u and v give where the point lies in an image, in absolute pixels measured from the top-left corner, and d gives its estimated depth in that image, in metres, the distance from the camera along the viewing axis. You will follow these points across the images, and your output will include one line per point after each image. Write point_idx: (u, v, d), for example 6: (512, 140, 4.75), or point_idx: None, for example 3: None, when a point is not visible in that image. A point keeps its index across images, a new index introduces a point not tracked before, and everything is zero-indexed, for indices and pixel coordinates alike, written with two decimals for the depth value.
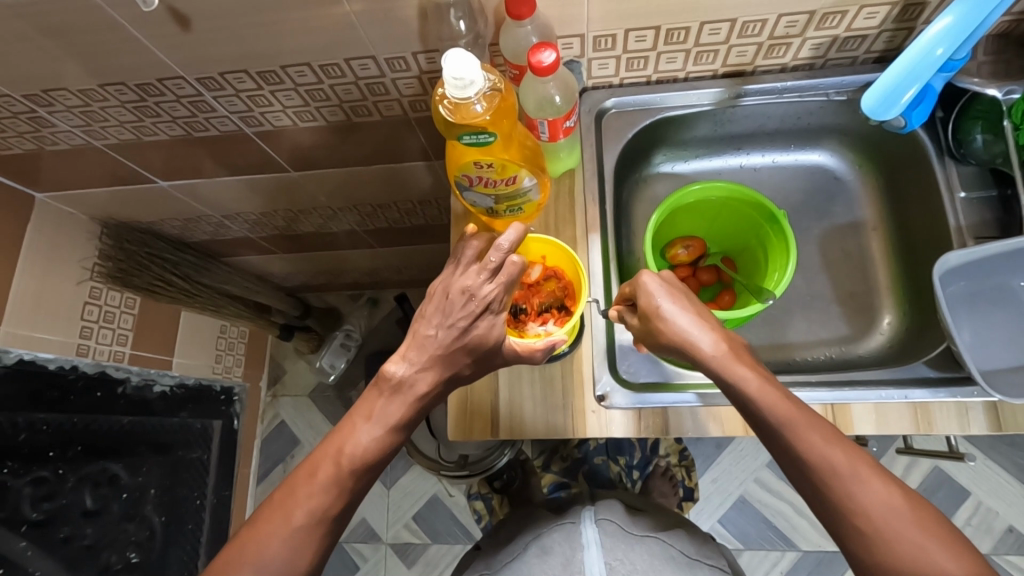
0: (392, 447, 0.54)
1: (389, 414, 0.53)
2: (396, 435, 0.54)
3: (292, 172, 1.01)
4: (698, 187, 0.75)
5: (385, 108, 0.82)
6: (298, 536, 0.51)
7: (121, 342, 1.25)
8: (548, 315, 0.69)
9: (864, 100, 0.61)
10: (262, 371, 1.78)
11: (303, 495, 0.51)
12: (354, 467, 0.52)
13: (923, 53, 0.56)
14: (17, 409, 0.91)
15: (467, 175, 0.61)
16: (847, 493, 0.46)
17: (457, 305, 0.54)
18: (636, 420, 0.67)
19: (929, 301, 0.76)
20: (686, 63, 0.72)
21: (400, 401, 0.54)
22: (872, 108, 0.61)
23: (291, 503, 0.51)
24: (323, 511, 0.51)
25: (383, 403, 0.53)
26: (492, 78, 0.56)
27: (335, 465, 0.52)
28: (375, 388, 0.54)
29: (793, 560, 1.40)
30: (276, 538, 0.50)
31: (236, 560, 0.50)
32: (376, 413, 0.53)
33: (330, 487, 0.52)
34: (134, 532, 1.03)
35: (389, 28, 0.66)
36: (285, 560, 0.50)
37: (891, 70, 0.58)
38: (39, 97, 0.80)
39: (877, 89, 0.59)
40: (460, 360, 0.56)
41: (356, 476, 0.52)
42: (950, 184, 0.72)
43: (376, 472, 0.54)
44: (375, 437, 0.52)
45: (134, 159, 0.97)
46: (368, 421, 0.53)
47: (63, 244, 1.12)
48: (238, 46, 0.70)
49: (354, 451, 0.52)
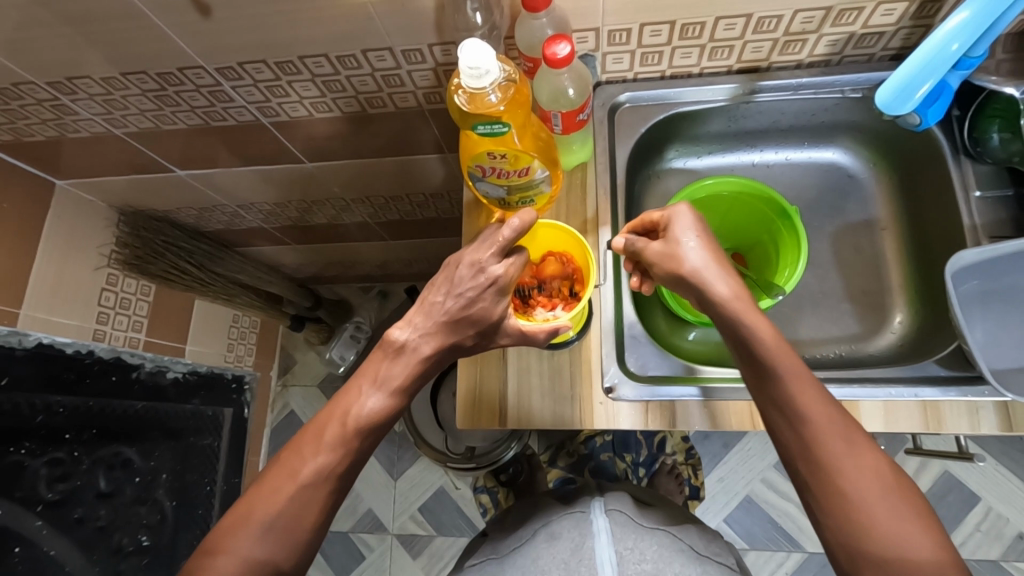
0: (394, 407, 0.55)
1: (393, 376, 0.55)
2: (399, 400, 0.56)
3: (308, 163, 1.02)
4: (711, 182, 0.75)
5: (400, 100, 0.83)
6: (308, 515, 0.52)
7: (136, 328, 1.27)
8: (556, 300, 0.69)
9: (880, 93, 0.61)
10: (272, 361, 1.80)
11: (308, 454, 0.53)
12: (359, 428, 0.54)
13: (938, 47, 0.56)
14: (34, 391, 0.98)
15: (480, 166, 0.62)
16: (831, 444, 0.50)
17: (467, 279, 0.56)
18: (643, 413, 0.67)
19: (940, 300, 0.76)
20: (700, 58, 0.72)
21: (407, 366, 0.56)
22: (885, 102, 0.61)
23: (297, 461, 0.53)
24: (331, 469, 0.53)
25: (387, 364, 0.55)
26: (508, 69, 0.56)
27: (341, 424, 0.54)
28: (384, 352, 0.56)
29: (798, 561, 1.40)
30: (284, 495, 0.51)
31: (247, 536, 0.51)
32: (379, 374, 0.55)
33: (335, 451, 0.53)
34: (145, 515, 1.15)
35: (407, 19, 0.67)
36: (291, 527, 0.51)
37: (906, 64, 0.58)
38: (62, 85, 0.82)
39: (890, 84, 0.59)
40: (463, 329, 0.57)
41: (362, 436, 0.54)
42: (965, 183, 0.72)
43: (380, 433, 0.56)
44: (379, 398, 0.55)
45: (153, 148, 0.99)
46: (373, 384, 0.55)
47: (82, 231, 1.15)
48: (256, 37, 0.71)
49: (359, 411, 0.54)
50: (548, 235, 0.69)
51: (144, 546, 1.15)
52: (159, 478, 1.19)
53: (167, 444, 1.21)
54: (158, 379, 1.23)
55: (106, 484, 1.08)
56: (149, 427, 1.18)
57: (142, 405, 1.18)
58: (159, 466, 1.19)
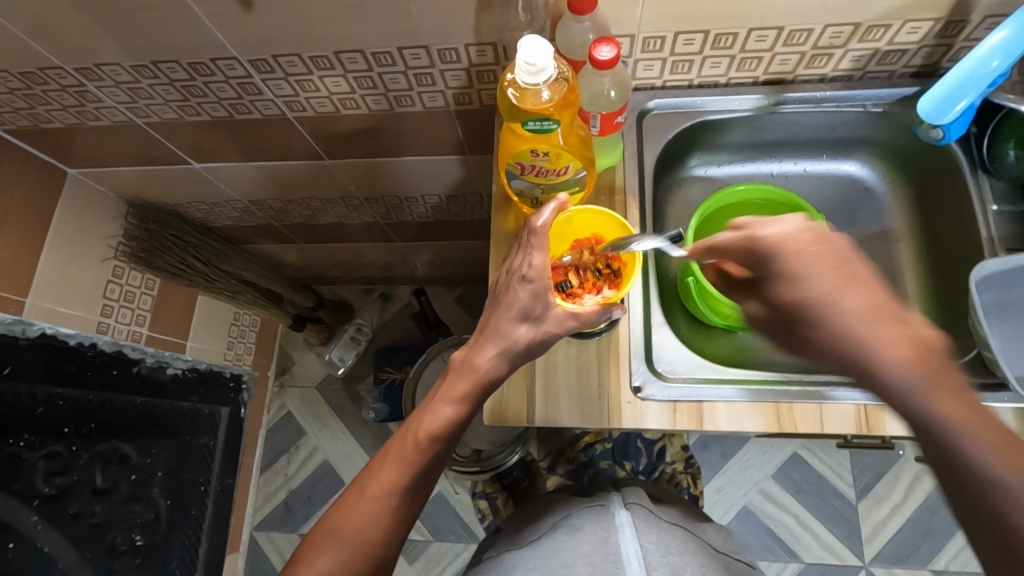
0: (458, 421, 0.59)
1: (455, 390, 0.60)
2: (466, 407, 0.59)
3: (326, 159, 1.02)
4: (741, 187, 0.76)
5: (429, 99, 0.83)
6: (380, 526, 0.55)
7: (140, 322, 1.26)
8: (600, 282, 0.67)
9: (920, 104, 0.64)
10: (270, 360, 1.78)
11: (378, 471, 0.57)
12: (425, 441, 0.57)
13: (977, 64, 0.59)
14: (34, 382, 0.97)
15: (520, 163, 0.62)
16: None
17: (509, 285, 0.61)
18: (671, 413, 0.67)
19: (960, 310, 0.76)
20: (729, 68, 0.74)
21: (467, 380, 0.60)
22: (925, 111, 0.63)
23: (367, 479, 0.57)
24: (394, 484, 0.56)
25: (449, 381, 0.60)
26: (561, 68, 0.56)
27: (408, 441, 0.58)
28: (453, 372, 0.61)
29: (795, 571, 1.43)
30: (356, 507, 0.55)
31: (323, 541, 0.55)
32: (443, 392, 0.60)
33: (401, 461, 0.57)
34: (139, 514, 1.13)
35: (447, 18, 0.67)
36: (363, 540, 0.54)
37: (946, 78, 0.61)
38: (89, 71, 0.82)
39: (931, 95, 0.62)
40: (517, 329, 0.60)
41: (427, 446, 0.57)
42: (983, 198, 0.72)
43: (447, 449, 0.59)
44: (443, 413, 0.58)
45: (171, 139, 0.99)
46: (438, 400, 0.59)
47: (90, 221, 1.15)
48: (294, 32, 0.71)
49: (424, 426, 0.58)
50: (578, 221, 0.69)
51: (137, 545, 1.12)
52: (155, 476, 1.18)
53: (164, 441, 1.20)
54: (158, 374, 1.24)
55: (103, 480, 1.06)
56: (148, 423, 1.17)
57: (141, 401, 1.17)
58: (155, 463, 1.18)
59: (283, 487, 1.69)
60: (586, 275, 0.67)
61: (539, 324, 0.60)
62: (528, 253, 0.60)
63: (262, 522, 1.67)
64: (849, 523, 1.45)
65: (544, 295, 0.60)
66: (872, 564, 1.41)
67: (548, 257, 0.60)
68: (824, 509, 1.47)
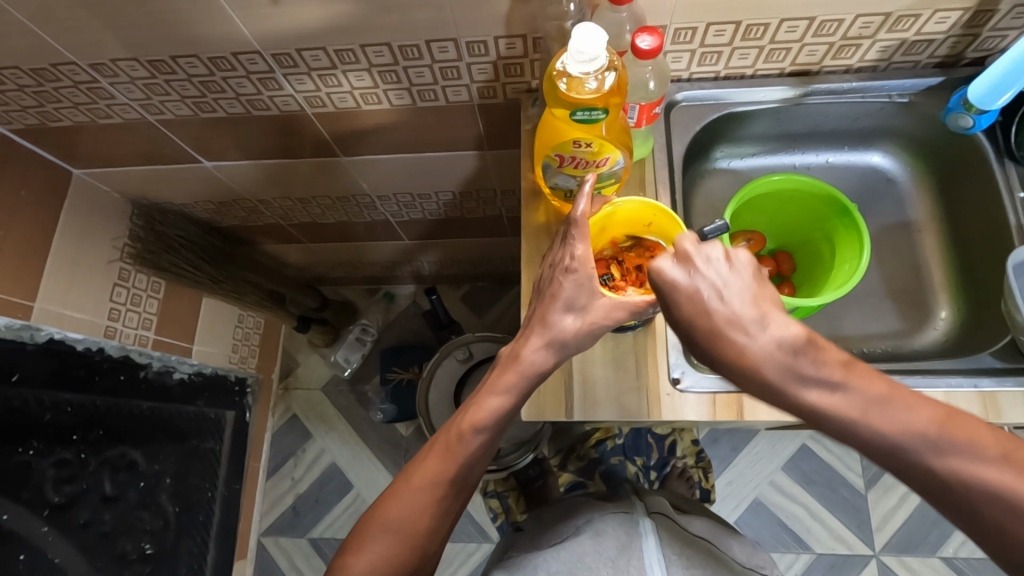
0: (502, 416, 0.58)
1: (500, 382, 0.58)
2: (512, 399, 0.58)
3: (342, 156, 1.01)
4: (778, 177, 0.74)
5: (452, 94, 0.83)
6: (423, 515, 0.57)
7: (146, 326, 1.22)
8: (642, 279, 0.67)
9: (973, 89, 0.69)
10: (275, 362, 1.75)
11: (423, 461, 0.58)
12: (468, 433, 0.57)
13: None
14: (40, 387, 0.94)
15: (560, 154, 0.62)
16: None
17: (553, 277, 0.59)
18: (711, 404, 0.67)
19: (990, 298, 0.77)
20: (756, 60, 0.74)
21: (512, 370, 0.58)
22: (976, 96, 0.68)
23: (413, 469, 0.59)
24: (439, 476, 0.57)
25: (495, 373, 0.59)
26: (611, 57, 0.56)
27: (453, 434, 0.58)
28: (499, 364, 0.59)
29: (807, 561, 1.44)
30: (401, 497, 0.58)
31: (372, 527, 0.57)
32: (490, 384, 0.59)
33: (446, 453, 0.58)
34: (148, 521, 1.11)
35: (479, 10, 0.67)
36: (409, 524, 0.57)
37: (996, 64, 0.65)
38: (104, 67, 0.80)
39: (982, 81, 0.67)
40: (563, 319, 0.57)
41: (470, 438, 0.57)
42: (1010, 184, 0.73)
43: (491, 441, 0.59)
44: (487, 407, 0.57)
45: (184, 137, 0.97)
46: (484, 393, 0.58)
47: (97, 222, 1.12)
48: (321, 25, 0.70)
49: (468, 418, 0.58)
50: (625, 215, 0.65)
51: (146, 554, 1.11)
52: (162, 482, 1.16)
53: (172, 446, 1.19)
54: (164, 379, 1.22)
55: (112, 487, 1.04)
56: (153, 429, 1.15)
57: (147, 406, 1.15)
58: (163, 470, 1.16)
59: (291, 491, 1.66)
60: (627, 270, 0.67)
61: (586, 315, 0.57)
62: (571, 243, 0.57)
63: (270, 527, 1.64)
64: (859, 512, 1.46)
65: (589, 285, 0.57)
66: (882, 553, 1.43)
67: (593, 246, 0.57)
68: (833, 500, 1.48)
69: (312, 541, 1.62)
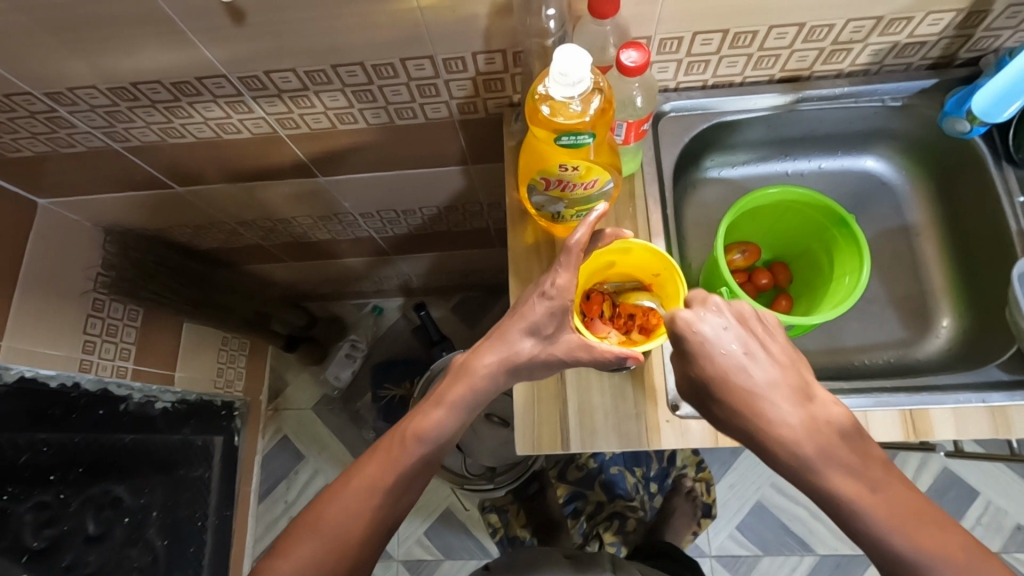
0: (447, 427, 0.58)
1: (451, 392, 0.58)
2: (457, 413, 0.58)
3: (321, 177, 0.97)
4: (775, 190, 0.72)
5: (432, 111, 0.79)
6: (355, 522, 0.54)
7: (125, 356, 1.20)
8: (632, 323, 0.64)
9: (975, 100, 0.67)
10: (262, 384, 1.70)
11: (361, 467, 0.57)
12: (412, 442, 0.57)
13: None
14: (17, 430, 0.89)
15: (546, 178, 0.59)
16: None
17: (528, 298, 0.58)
18: (712, 430, 0.64)
19: (993, 303, 0.75)
20: (745, 67, 0.71)
21: (464, 383, 0.58)
22: (980, 109, 0.66)
23: (350, 476, 0.57)
24: (376, 482, 0.55)
25: (449, 384, 0.59)
26: (595, 77, 0.53)
27: (398, 441, 0.57)
28: (452, 374, 0.60)
29: (812, 563, 1.42)
30: (334, 501, 0.55)
31: (305, 534, 0.53)
32: (441, 395, 0.59)
33: (386, 461, 0.56)
34: (136, 559, 1.07)
35: (455, 26, 0.64)
36: (338, 530, 0.54)
37: (998, 77, 0.63)
38: (62, 96, 0.75)
39: (985, 93, 0.65)
40: (523, 341, 0.58)
41: (413, 448, 0.57)
42: (1009, 188, 0.72)
43: (433, 456, 0.58)
44: (436, 414, 0.58)
45: (153, 163, 0.92)
46: (435, 404, 0.59)
47: (67, 253, 1.07)
48: (290, 45, 0.67)
49: (414, 427, 0.57)
50: (638, 256, 0.64)
51: None
52: (150, 516, 1.11)
53: (158, 478, 1.14)
54: (146, 410, 1.17)
55: (96, 526, 1.00)
56: (139, 462, 1.11)
57: (131, 439, 1.11)
58: (150, 503, 1.11)
59: (284, 515, 1.62)
60: (622, 311, 0.66)
61: (547, 343, 0.58)
62: (554, 269, 0.56)
63: None
64: None
65: (560, 315, 0.57)
66: None
67: (576, 278, 0.56)
68: None
69: None
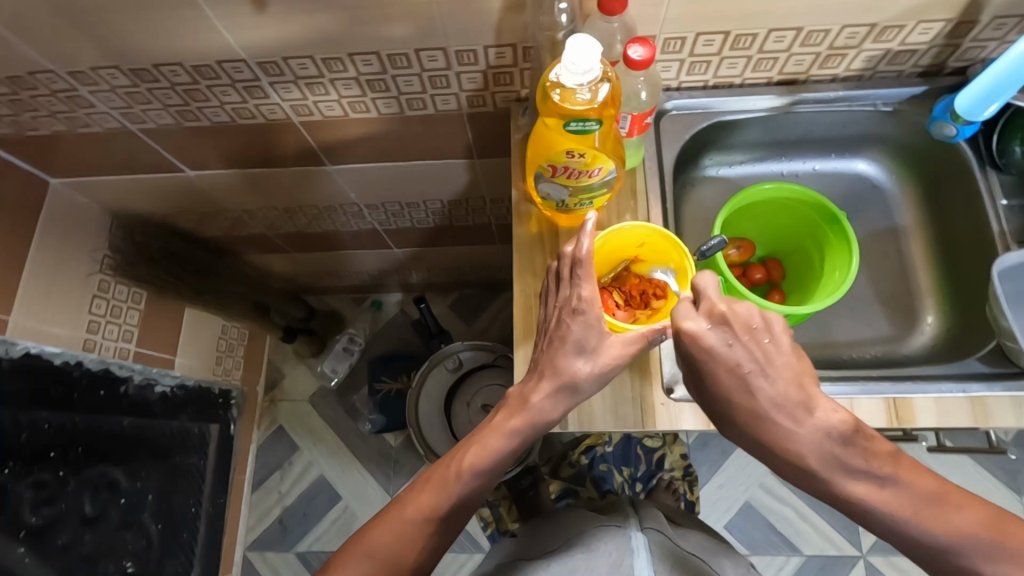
0: (501, 461, 0.58)
1: (504, 425, 0.58)
2: (511, 446, 0.58)
3: (329, 166, 1.00)
4: (769, 186, 0.75)
5: (441, 102, 0.82)
6: (409, 547, 0.57)
7: (127, 338, 1.19)
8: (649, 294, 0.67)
9: (960, 99, 0.69)
10: (259, 374, 1.72)
11: (416, 495, 0.59)
12: (463, 474, 0.58)
13: (1010, 66, 0.63)
14: (19, 407, 0.91)
15: (553, 165, 0.62)
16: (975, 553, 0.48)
17: (559, 320, 0.57)
18: (705, 413, 0.67)
19: (975, 302, 0.78)
20: (745, 69, 0.75)
21: (517, 414, 0.58)
22: (964, 108, 0.69)
23: (406, 502, 0.59)
24: (430, 511, 0.58)
25: (501, 414, 0.59)
26: (604, 68, 0.56)
27: (449, 471, 0.58)
28: (506, 407, 0.59)
29: (797, 564, 1.45)
30: (390, 527, 0.58)
31: (357, 556, 0.58)
32: (495, 424, 0.59)
33: (439, 490, 0.58)
34: (131, 541, 1.08)
35: (470, 19, 0.66)
36: (394, 551, 0.57)
37: (982, 77, 0.65)
38: (83, 76, 0.78)
39: (968, 93, 0.67)
40: (573, 365, 0.57)
41: (465, 481, 0.58)
42: (992, 192, 0.75)
43: (485, 485, 0.59)
44: (487, 447, 0.57)
45: (166, 146, 0.95)
46: (489, 434, 0.58)
47: (75, 233, 1.09)
48: (308, 34, 0.69)
49: (467, 459, 0.58)
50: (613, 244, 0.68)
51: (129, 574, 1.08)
52: (145, 500, 1.12)
53: (155, 463, 1.15)
54: (146, 394, 1.18)
55: (92, 508, 1.01)
56: (137, 446, 1.12)
57: (130, 422, 1.12)
58: (145, 487, 1.13)
59: (277, 504, 1.63)
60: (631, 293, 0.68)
61: (595, 358, 0.57)
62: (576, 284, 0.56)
63: (256, 541, 1.61)
64: (846, 514, 1.48)
65: (596, 325, 0.56)
66: (870, 554, 1.44)
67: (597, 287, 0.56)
68: (822, 501, 1.49)
69: (299, 555, 1.58)
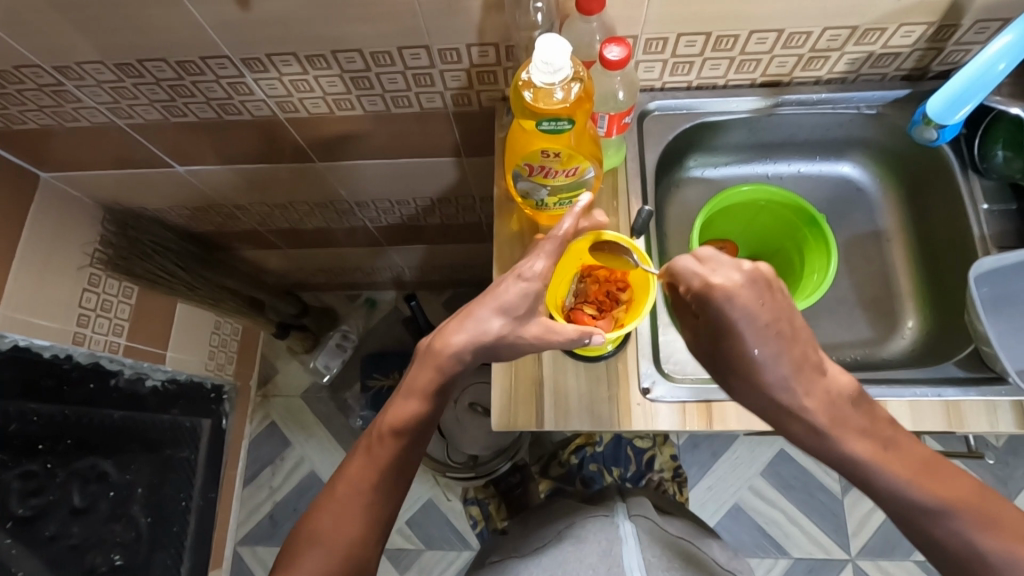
0: (421, 416, 0.59)
1: (419, 383, 0.59)
2: (428, 403, 0.59)
3: (317, 162, 1.00)
4: (748, 188, 0.75)
5: (426, 101, 0.82)
6: (348, 518, 0.57)
7: (117, 332, 1.19)
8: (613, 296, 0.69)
9: (930, 103, 0.68)
10: (252, 370, 1.72)
11: (346, 462, 0.60)
12: (385, 434, 0.59)
13: (984, 67, 0.63)
14: (9, 397, 0.92)
15: (529, 164, 0.62)
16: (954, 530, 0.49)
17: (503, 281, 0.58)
18: (680, 414, 0.67)
19: (955, 306, 0.78)
20: (727, 70, 0.75)
21: (433, 371, 0.58)
22: (935, 112, 0.67)
23: (338, 475, 0.60)
24: (360, 478, 0.58)
25: (417, 374, 0.59)
26: (577, 68, 0.57)
27: (373, 437, 0.60)
28: (419, 363, 0.60)
29: (785, 566, 1.45)
30: (327, 504, 0.58)
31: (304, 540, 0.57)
32: (411, 385, 0.59)
33: (365, 454, 0.59)
34: (120, 533, 1.09)
35: (451, 18, 0.67)
36: (333, 525, 0.57)
37: (954, 81, 0.65)
38: (69, 70, 0.78)
39: (940, 96, 0.66)
40: (498, 326, 0.57)
41: (388, 440, 0.59)
42: (973, 197, 0.75)
43: (413, 446, 0.60)
44: (404, 406, 0.59)
45: (154, 141, 0.95)
46: (403, 393, 0.60)
47: (66, 227, 1.10)
48: (291, 30, 0.70)
49: (386, 420, 0.59)
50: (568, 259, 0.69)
51: (117, 566, 1.08)
52: (135, 493, 1.13)
53: (146, 456, 1.16)
54: (136, 387, 1.19)
55: (81, 499, 1.01)
56: (128, 438, 1.13)
57: (120, 415, 1.13)
58: (135, 480, 1.13)
59: (268, 500, 1.64)
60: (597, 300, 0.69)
61: (518, 325, 0.57)
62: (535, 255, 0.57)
63: (247, 536, 1.61)
64: (835, 517, 1.48)
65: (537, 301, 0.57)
66: (859, 558, 1.44)
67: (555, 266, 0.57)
68: (811, 505, 1.49)
69: None
